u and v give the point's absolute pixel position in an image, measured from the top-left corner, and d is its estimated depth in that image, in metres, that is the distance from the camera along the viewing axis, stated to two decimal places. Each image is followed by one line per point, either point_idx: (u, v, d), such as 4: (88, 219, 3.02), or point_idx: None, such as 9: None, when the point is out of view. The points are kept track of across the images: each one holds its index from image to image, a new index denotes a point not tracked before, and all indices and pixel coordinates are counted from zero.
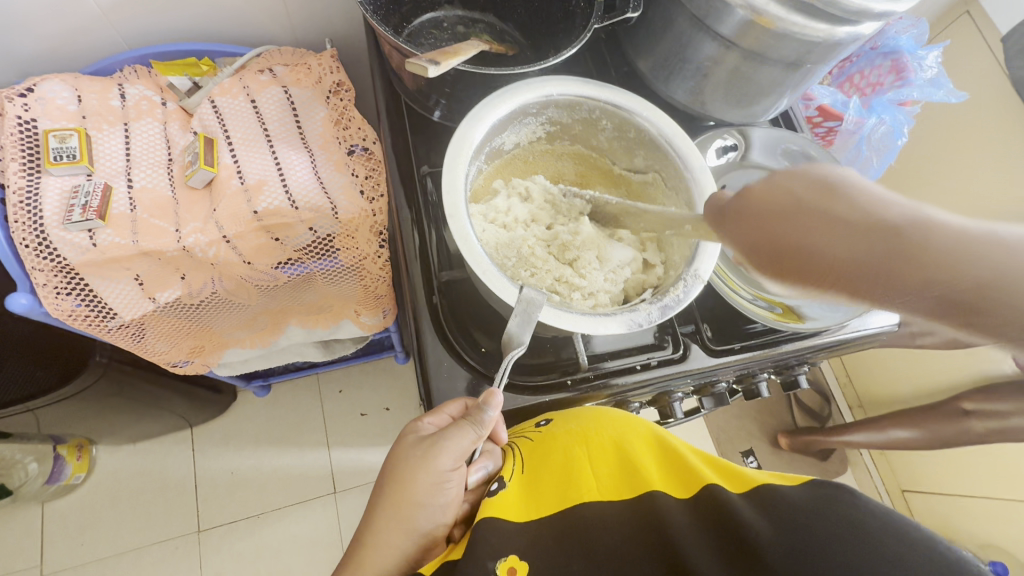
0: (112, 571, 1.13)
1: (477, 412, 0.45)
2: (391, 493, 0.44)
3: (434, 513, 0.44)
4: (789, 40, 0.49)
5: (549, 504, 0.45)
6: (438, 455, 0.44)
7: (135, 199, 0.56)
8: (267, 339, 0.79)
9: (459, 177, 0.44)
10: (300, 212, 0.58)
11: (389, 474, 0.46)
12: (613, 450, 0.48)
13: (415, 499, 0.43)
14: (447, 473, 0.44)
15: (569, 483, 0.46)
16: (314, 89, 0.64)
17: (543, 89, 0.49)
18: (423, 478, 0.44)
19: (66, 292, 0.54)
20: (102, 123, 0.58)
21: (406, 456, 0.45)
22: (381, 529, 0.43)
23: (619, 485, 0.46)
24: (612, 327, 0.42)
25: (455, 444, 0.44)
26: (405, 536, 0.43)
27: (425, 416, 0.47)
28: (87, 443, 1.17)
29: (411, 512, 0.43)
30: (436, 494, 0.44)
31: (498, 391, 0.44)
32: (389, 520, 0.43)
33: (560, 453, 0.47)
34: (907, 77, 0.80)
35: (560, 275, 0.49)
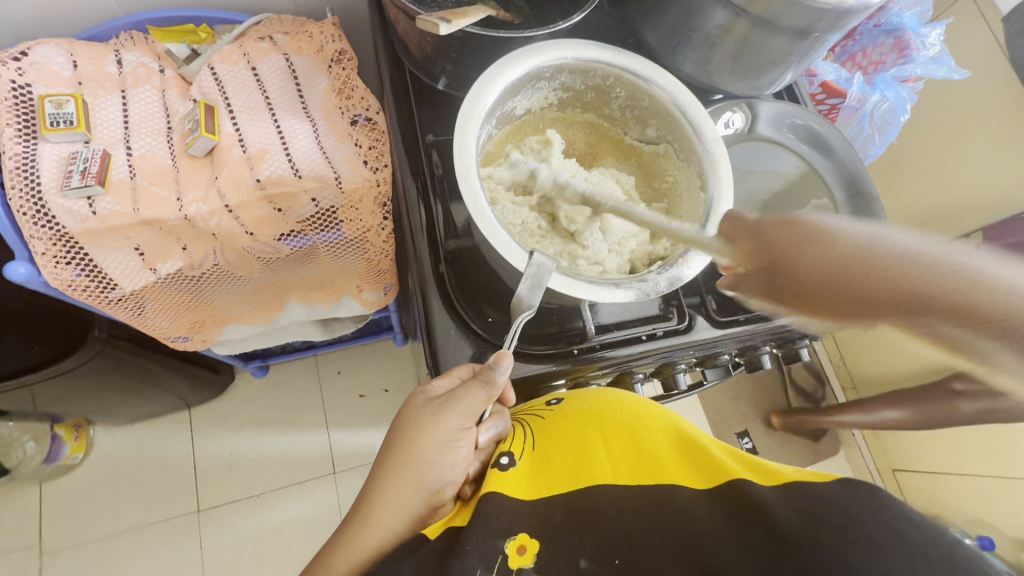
0: (112, 552, 1.13)
1: (487, 371, 0.45)
2: (400, 448, 0.45)
3: (446, 470, 0.45)
4: (801, 8, 0.49)
5: (560, 483, 0.46)
6: (450, 415, 0.44)
7: (135, 166, 0.55)
8: (268, 316, 0.79)
9: (470, 141, 0.44)
10: (303, 181, 0.57)
11: (397, 434, 0.46)
12: (627, 434, 0.49)
13: (425, 455, 0.44)
14: (458, 432, 0.45)
15: (583, 465, 0.47)
16: (316, 57, 0.63)
17: (557, 51, 0.48)
18: (433, 436, 0.44)
19: (65, 262, 0.53)
20: (99, 89, 0.57)
21: (415, 413, 0.46)
22: (389, 484, 0.44)
23: (634, 471, 0.46)
24: (619, 296, 0.42)
25: (465, 403, 0.44)
26: (415, 490, 0.44)
27: (435, 379, 0.47)
28: (84, 424, 1.17)
29: (422, 469, 0.44)
30: (448, 453, 0.45)
31: (508, 353, 0.44)
32: (399, 473, 0.44)
33: (575, 433, 0.49)
34: (909, 55, 0.80)
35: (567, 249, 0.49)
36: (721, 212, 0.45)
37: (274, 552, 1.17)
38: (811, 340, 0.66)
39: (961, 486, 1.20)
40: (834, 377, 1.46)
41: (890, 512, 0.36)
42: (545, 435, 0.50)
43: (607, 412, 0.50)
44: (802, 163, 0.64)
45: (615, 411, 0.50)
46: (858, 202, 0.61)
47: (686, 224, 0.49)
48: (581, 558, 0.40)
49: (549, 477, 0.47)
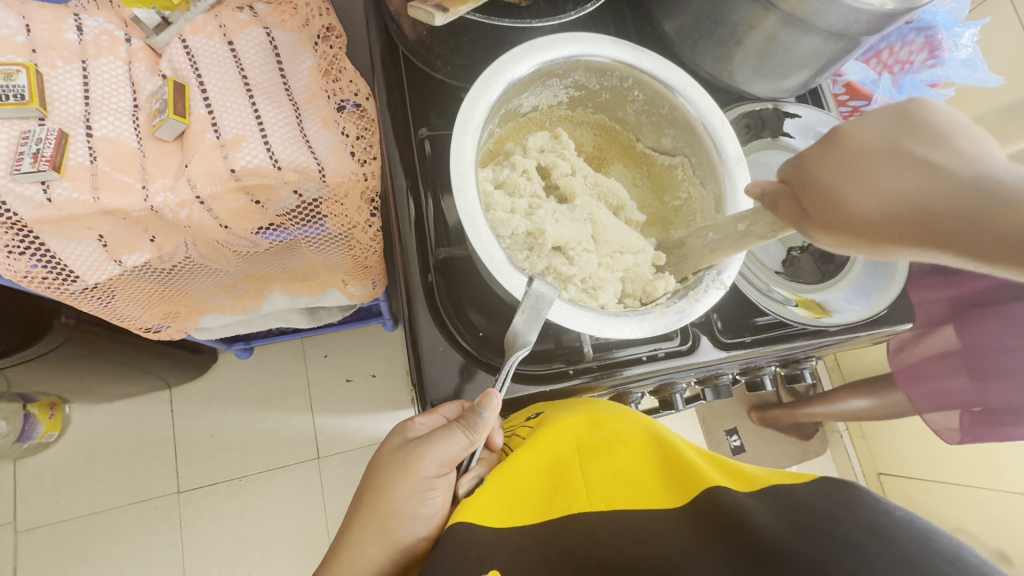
0: (92, 530, 1.11)
1: (471, 415, 0.40)
2: (370, 499, 0.42)
3: (417, 524, 0.40)
4: (838, 8, 0.45)
5: (534, 513, 0.41)
6: (420, 460, 0.41)
7: (95, 148, 0.50)
8: (248, 305, 0.75)
9: (469, 147, 0.39)
10: (283, 172, 0.52)
11: (370, 484, 0.43)
12: (603, 449, 0.45)
13: (394, 509, 0.40)
14: (430, 480, 0.41)
15: (557, 492, 0.43)
16: (301, 33, 0.57)
17: (572, 47, 0.43)
18: (403, 486, 0.41)
19: (19, 252, 0.49)
20: (56, 58, 0.51)
21: (389, 461, 0.42)
22: (355, 542, 0.40)
23: (611, 495, 0.43)
24: (624, 328, 0.39)
25: (439, 446, 0.41)
26: (382, 546, 0.39)
27: (419, 417, 0.45)
28: (59, 402, 1.13)
29: (390, 521, 0.40)
30: (420, 504, 0.41)
31: (496, 393, 0.40)
32: (367, 528, 0.40)
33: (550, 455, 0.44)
34: (940, 56, 0.75)
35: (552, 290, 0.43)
36: None
37: (257, 535, 1.16)
38: (817, 360, 0.63)
39: (942, 493, 1.21)
40: (826, 378, 1.45)
41: (868, 519, 0.35)
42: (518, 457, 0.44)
43: (587, 428, 0.45)
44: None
45: (594, 427, 0.45)
46: None
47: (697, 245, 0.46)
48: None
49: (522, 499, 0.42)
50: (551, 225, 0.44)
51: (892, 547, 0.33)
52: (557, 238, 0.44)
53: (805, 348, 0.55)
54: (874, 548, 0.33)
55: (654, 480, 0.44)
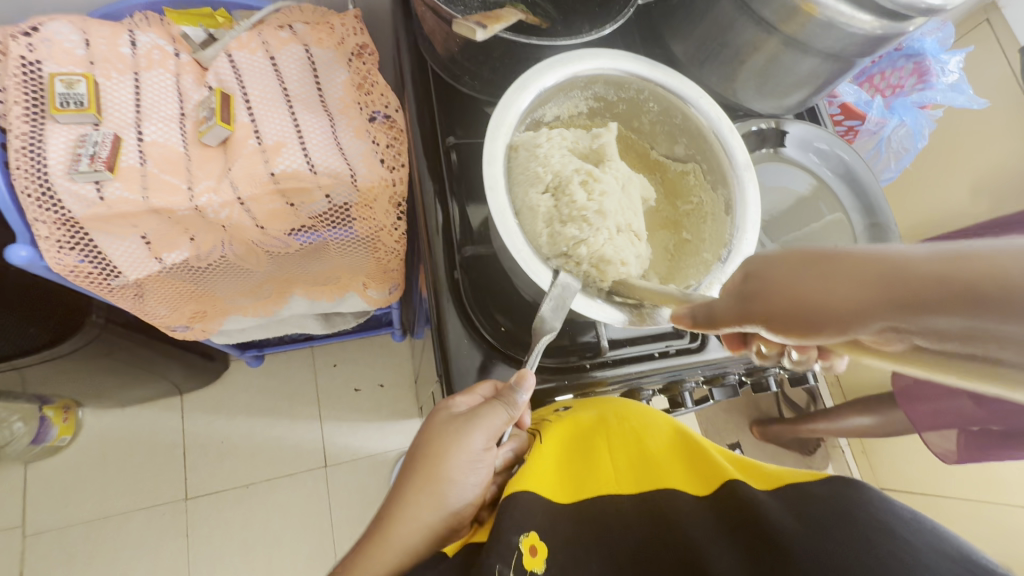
0: (98, 535, 1.12)
1: (509, 392, 0.42)
2: (421, 467, 0.42)
3: (467, 490, 0.42)
4: (834, 31, 0.50)
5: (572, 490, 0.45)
6: (472, 434, 0.42)
7: (146, 152, 0.54)
8: (270, 308, 0.78)
9: (499, 149, 0.42)
10: (319, 177, 0.56)
11: (420, 451, 0.43)
12: (632, 439, 0.49)
13: (447, 476, 0.41)
14: (480, 452, 0.42)
15: (588, 475, 0.47)
16: (336, 50, 0.61)
17: (592, 62, 0.48)
18: (456, 456, 0.42)
19: (68, 247, 0.52)
20: (111, 70, 0.55)
21: (439, 432, 0.43)
22: (407, 508, 0.41)
23: (636, 479, 0.47)
24: (597, 311, 0.42)
25: (487, 423, 0.41)
26: (434, 511, 0.41)
27: (457, 396, 0.45)
28: (73, 406, 1.14)
29: (443, 488, 0.41)
30: (469, 473, 0.42)
31: (530, 374, 0.41)
32: (419, 493, 0.42)
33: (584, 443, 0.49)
34: (929, 80, 0.82)
35: (531, 205, 0.44)
36: (748, 238, 0.45)
37: (263, 543, 1.16)
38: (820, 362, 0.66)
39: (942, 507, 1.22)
40: (826, 394, 1.49)
41: (884, 513, 0.37)
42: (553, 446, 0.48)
43: (614, 418, 0.50)
44: (818, 184, 0.64)
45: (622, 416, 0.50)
46: (875, 233, 0.60)
47: (709, 234, 0.49)
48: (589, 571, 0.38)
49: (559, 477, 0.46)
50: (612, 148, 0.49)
51: (904, 540, 0.34)
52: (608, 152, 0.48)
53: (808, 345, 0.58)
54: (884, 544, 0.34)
55: (680, 465, 0.48)
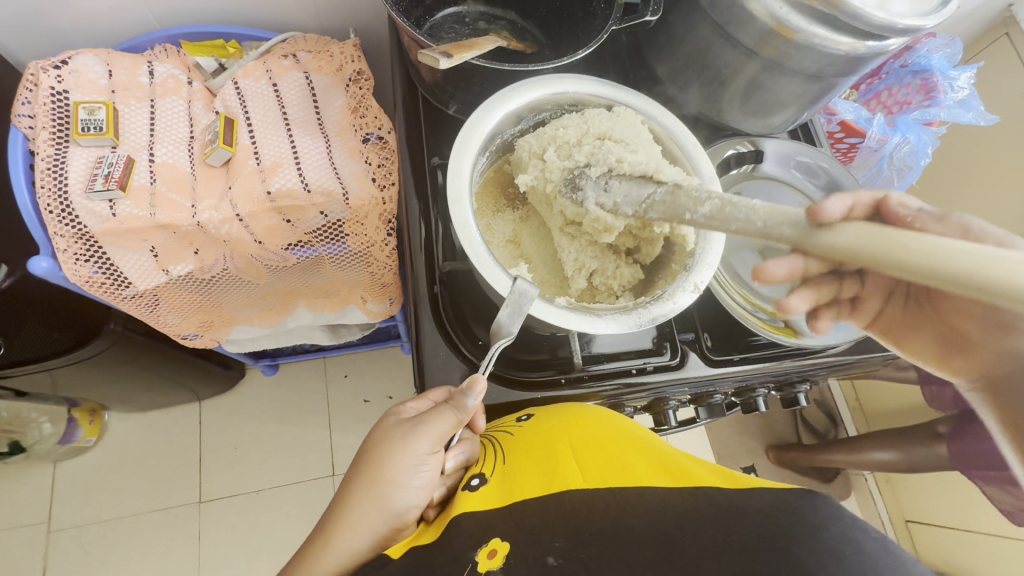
0: (117, 534, 1.17)
1: (459, 396, 0.45)
2: (366, 470, 0.44)
3: (412, 494, 0.43)
4: (812, 52, 0.50)
5: (530, 490, 0.43)
6: (418, 437, 0.43)
7: (155, 173, 0.58)
8: (275, 319, 0.82)
9: (465, 166, 0.45)
10: (312, 195, 0.59)
11: (365, 457, 0.45)
12: (595, 442, 0.46)
13: (390, 480, 0.42)
14: (424, 456, 0.43)
15: (553, 471, 0.44)
16: (335, 76, 0.65)
17: (559, 86, 0.50)
18: (400, 458, 0.43)
19: (84, 259, 0.56)
20: (130, 98, 0.60)
21: (385, 434, 0.45)
22: (354, 510, 0.42)
23: (606, 475, 0.43)
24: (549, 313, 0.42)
25: (434, 426, 0.44)
26: (378, 513, 0.42)
27: (409, 400, 0.47)
28: (99, 408, 1.21)
29: (386, 491, 0.42)
30: (412, 476, 0.43)
31: (482, 377, 0.44)
32: (364, 496, 0.43)
33: (544, 446, 0.46)
34: (936, 97, 0.79)
35: (644, 132, 0.48)
36: (714, 248, 0.45)
37: (268, 549, 1.19)
38: (812, 384, 0.64)
39: None
40: (849, 422, 1.41)
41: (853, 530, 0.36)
42: (516, 453, 0.47)
43: (575, 424, 0.48)
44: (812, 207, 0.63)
45: (583, 424, 0.48)
46: None
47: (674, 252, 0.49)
48: (550, 554, 0.37)
49: (520, 483, 0.44)
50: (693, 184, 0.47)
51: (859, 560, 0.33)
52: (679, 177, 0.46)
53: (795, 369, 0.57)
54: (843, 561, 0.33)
55: (650, 467, 0.44)
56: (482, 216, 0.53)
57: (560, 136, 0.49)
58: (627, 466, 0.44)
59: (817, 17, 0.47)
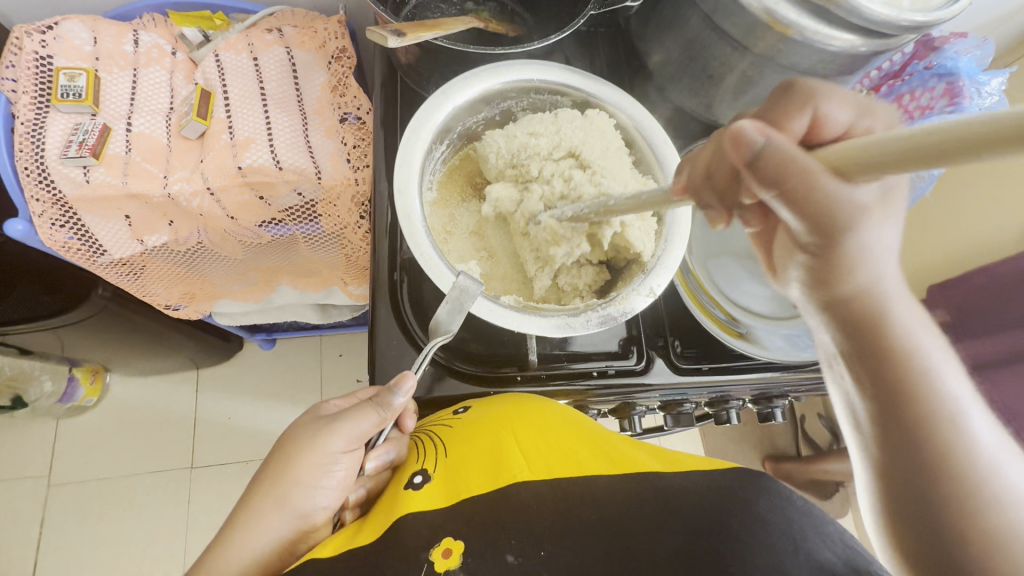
0: (113, 492, 1.21)
1: (386, 394, 0.43)
2: (275, 468, 0.43)
3: (321, 495, 0.42)
4: (806, 48, 0.46)
5: (478, 484, 0.38)
6: (330, 435, 0.43)
7: (132, 142, 0.58)
8: (259, 295, 0.82)
9: (415, 155, 0.43)
10: (284, 172, 0.59)
11: (275, 458, 0.44)
12: (534, 426, 0.41)
13: (297, 479, 0.41)
14: (337, 455, 0.42)
15: (494, 459, 0.39)
16: (317, 53, 0.64)
17: (525, 73, 0.47)
18: (309, 457, 0.42)
19: (60, 224, 0.57)
20: (113, 66, 0.60)
21: (299, 432, 0.44)
22: (256, 510, 0.41)
23: (551, 463, 0.38)
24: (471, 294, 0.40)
25: (351, 425, 0.43)
26: (281, 516, 0.41)
27: (333, 399, 0.48)
28: (101, 370, 1.24)
29: (292, 491, 0.41)
30: (323, 477, 0.42)
31: (411, 376, 0.42)
32: (269, 499, 0.42)
33: (480, 431, 0.42)
34: (960, 102, 0.74)
35: (618, 154, 0.47)
36: (673, 251, 0.43)
37: None
38: (791, 400, 0.61)
39: None
40: None
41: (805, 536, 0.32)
42: (456, 441, 0.43)
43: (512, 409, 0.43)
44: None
45: (521, 409, 0.44)
46: None
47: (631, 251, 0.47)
48: (508, 551, 0.33)
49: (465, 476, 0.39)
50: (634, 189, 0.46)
51: (792, 532, 0.32)
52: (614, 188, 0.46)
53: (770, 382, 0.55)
54: (778, 541, 0.31)
55: (590, 449, 0.40)
56: (445, 206, 0.52)
57: (531, 146, 0.48)
58: (569, 454, 0.39)
59: (813, 11, 0.43)
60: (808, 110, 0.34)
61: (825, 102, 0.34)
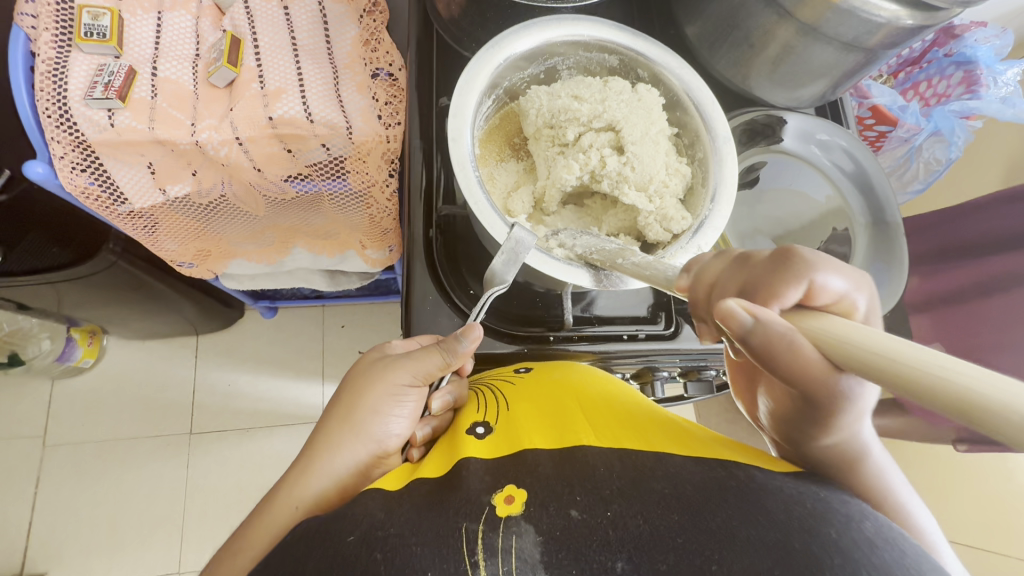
0: (110, 455, 1.20)
1: (451, 340, 0.45)
2: (348, 398, 0.45)
3: (392, 424, 0.44)
4: (851, 17, 0.47)
5: (540, 439, 0.40)
6: (397, 369, 0.45)
7: (157, 87, 0.56)
8: (273, 256, 0.81)
9: (468, 105, 0.43)
10: (315, 126, 0.58)
11: (346, 391, 0.46)
12: (605, 409, 0.43)
13: (371, 407, 0.43)
14: (405, 387, 0.44)
15: (564, 430, 0.41)
16: (349, 5, 0.63)
17: (574, 28, 0.47)
18: (380, 387, 0.44)
19: (81, 169, 0.55)
20: (137, 8, 0.58)
21: (367, 368, 0.46)
22: (332, 437, 0.43)
23: (620, 436, 0.40)
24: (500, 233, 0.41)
25: (419, 364, 0.44)
26: (359, 441, 0.42)
27: (396, 340, 0.49)
28: (99, 332, 1.22)
29: (365, 418, 0.43)
30: (395, 407, 0.44)
31: (478, 324, 0.45)
32: (343, 426, 0.43)
33: (553, 403, 0.44)
34: (977, 91, 0.75)
35: (656, 138, 0.47)
36: (720, 211, 0.43)
37: (254, 486, 1.21)
38: None
39: None
40: None
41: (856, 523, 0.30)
42: (519, 403, 0.45)
43: (582, 392, 0.46)
44: (838, 199, 0.60)
45: (589, 392, 0.46)
46: (886, 233, 0.57)
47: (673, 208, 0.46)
48: (573, 506, 0.33)
49: (528, 436, 0.41)
50: (665, 177, 0.46)
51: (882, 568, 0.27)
52: (642, 181, 0.47)
53: None
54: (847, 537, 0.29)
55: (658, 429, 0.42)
56: (485, 163, 0.52)
57: (571, 109, 0.48)
58: (637, 432, 0.41)
59: None
60: (803, 282, 0.28)
61: (821, 272, 0.28)
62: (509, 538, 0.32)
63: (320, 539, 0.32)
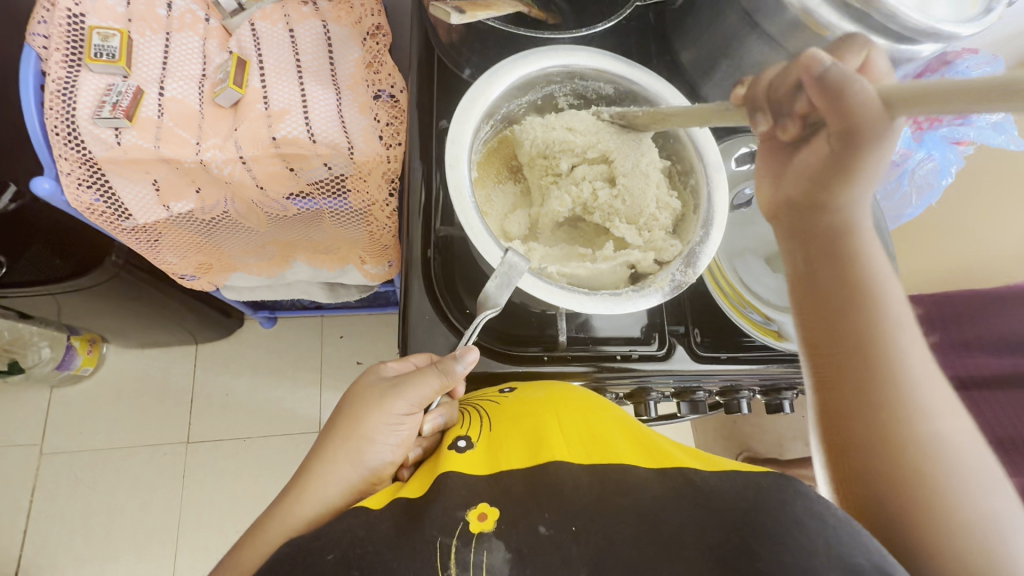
0: (106, 463, 1.20)
1: (448, 361, 0.46)
2: (346, 423, 0.45)
3: (388, 451, 0.44)
4: None
5: (518, 459, 0.40)
6: (395, 398, 0.45)
7: (164, 107, 0.58)
8: (274, 270, 0.82)
9: (466, 132, 0.44)
10: (318, 146, 0.59)
11: (343, 415, 0.46)
12: (580, 420, 0.43)
13: (365, 434, 0.44)
14: (400, 417, 0.45)
15: (539, 444, 0.40)
16: (353, 28, 0.64)
17: (572, 56, 0.49)
18: (377, 415, 0.45)
19: (87, 185, 0.56)
20: (146, 29, 0.60)
21: (364, 393, 0.47)
22: (330, 460, 0.43)
23: (591, 452, 0.40)
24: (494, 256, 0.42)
25: (418, 390, 0.45)
26: (352, 467, 0.43)
27: (391, 361, 0.49)
28: (99, 340, 1.23)
29: (361, 446, 0.44)
30: (389, 435, 0.45)
31: (474, 349, 0.46)
32: (340, 452, 0.44)
33: (527, 417, 0.44)
34: None
35: (648, 170, 0.49)
36: (710, 239, 0.44)
37: (249, 495, 1.21)
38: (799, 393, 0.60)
39: None
40: None
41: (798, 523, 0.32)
42: (500, 418, 0.45)
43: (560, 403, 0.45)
44: None
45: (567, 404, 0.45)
46: None
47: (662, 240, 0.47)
48: (541, 522, 0.34)
49: (505, 455, 0.41)
50: (655, 209, 0.48)
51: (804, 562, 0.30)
52: (633, 212, 0.49)
53: (781, 374, 0.56)
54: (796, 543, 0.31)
55: (631, 443, 0.41)
56: (483, 185, 0.52)
57: (566, 141, 0.50)
58: (610, 446, 0.40)
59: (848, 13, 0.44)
60: None
61: None
62: (480, 553, 0.33)
63: (300, 557, 0.33)
